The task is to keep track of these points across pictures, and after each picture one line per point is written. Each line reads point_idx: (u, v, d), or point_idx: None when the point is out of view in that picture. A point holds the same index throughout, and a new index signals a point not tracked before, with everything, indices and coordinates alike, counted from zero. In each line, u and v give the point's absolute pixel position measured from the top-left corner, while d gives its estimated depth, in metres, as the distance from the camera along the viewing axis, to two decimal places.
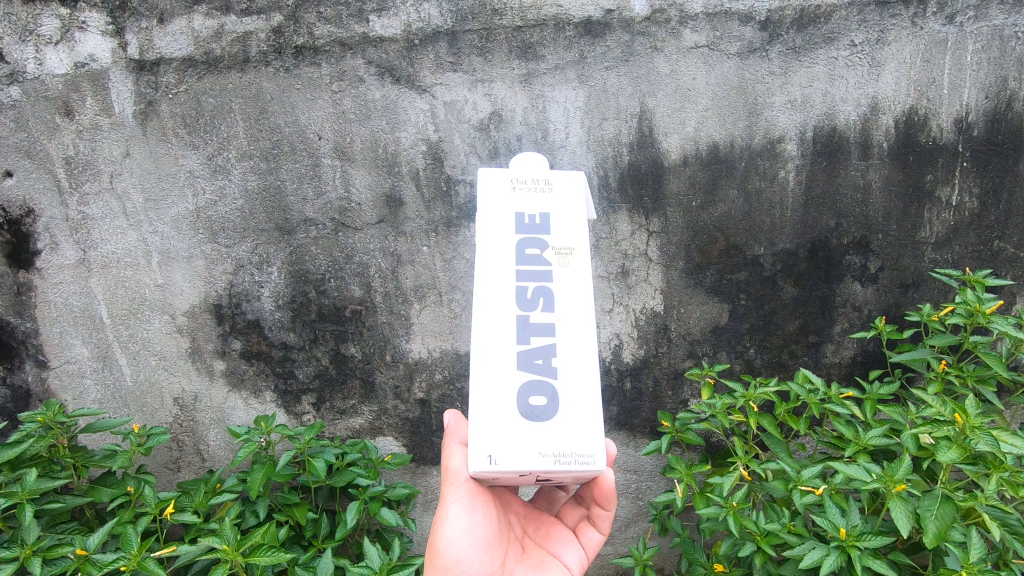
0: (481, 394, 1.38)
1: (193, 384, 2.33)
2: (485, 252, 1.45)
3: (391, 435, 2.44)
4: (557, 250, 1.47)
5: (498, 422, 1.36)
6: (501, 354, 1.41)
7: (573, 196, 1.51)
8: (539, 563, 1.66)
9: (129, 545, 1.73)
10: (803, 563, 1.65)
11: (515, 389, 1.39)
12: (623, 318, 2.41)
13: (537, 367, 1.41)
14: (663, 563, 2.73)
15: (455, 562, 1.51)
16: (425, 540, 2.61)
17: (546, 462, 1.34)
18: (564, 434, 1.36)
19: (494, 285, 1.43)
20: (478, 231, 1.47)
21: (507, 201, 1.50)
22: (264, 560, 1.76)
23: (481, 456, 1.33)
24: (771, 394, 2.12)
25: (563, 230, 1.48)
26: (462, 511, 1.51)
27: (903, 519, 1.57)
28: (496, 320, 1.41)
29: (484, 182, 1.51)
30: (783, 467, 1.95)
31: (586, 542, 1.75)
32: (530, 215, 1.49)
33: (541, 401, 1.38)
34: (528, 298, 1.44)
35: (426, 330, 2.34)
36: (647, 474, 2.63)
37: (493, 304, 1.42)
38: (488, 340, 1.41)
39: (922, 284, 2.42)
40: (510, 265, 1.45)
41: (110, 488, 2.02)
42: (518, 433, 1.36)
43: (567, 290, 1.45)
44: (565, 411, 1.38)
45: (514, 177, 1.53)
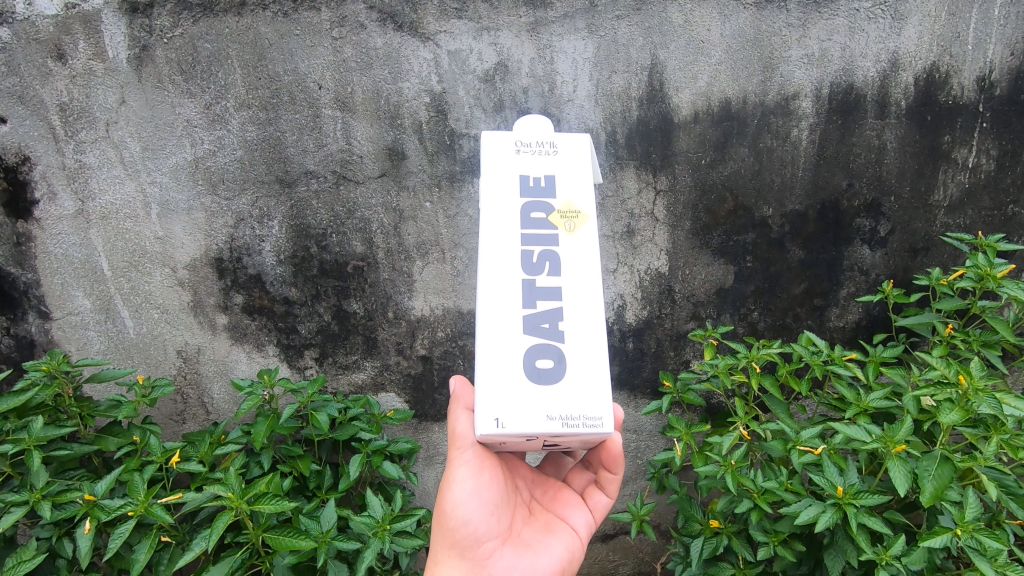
0: (487, 359, 1.36)
1: (196, 337, 2.34)
2: (488, 218, 1.44)
3: (393, 391, 2.49)
4: (563, 213, 1.46)
5: (506, 384, 1.35)
6: (506, 317, 1.39)
7: (578, 160, 1.51)
8: (547, 525, 1.69)
9: (135, 491, 1.76)
10: (798, 519, 1.67)
11: (521, 354, 1.37)
12: (627, 278, 2.39)
13: (544, 330, 1.39)
14: (660, 519, 2.80)
15: (462, 523, 1.54)
16: (428, 491, 2.68)
17: (553, 425, 1.33)
18: (571, 396, 1.35)
19: (500, 248, 1.42)
20: (483, 195, 1.46)
21: (510, 164, 1.49)
22: (268, 508, 1.80)
23: (488, 419, 1.32)
24: (774, 354, 2.13)
25: (570, 193, 1.47)
26: (468, 475, 1.53)
27: (902, 478, 1.59)
28: (503, 283, 1.40)
29: (488, 147, 1.51)
30: (783, 427, 1.96)
31: (594, 506, 1.78)
32: (536, 177, 1.48)
33: (548, 364, 1.37)
34: (533, 262, 1.42)
35: (428, 288, 2.35)
36: (646, 433, 2.67)
37: (498, 268, 1.41)
38: (494, 304, 1.39)
39: (932, 249, 2.40)
40: (515, 228, 1.44)
41: (116, 436, 2.05)
42: (525, 394, 1.35)
43: (573, 254, 1.43)
44: (572, 375, 1.37)
45: (519, 141, 1.52)
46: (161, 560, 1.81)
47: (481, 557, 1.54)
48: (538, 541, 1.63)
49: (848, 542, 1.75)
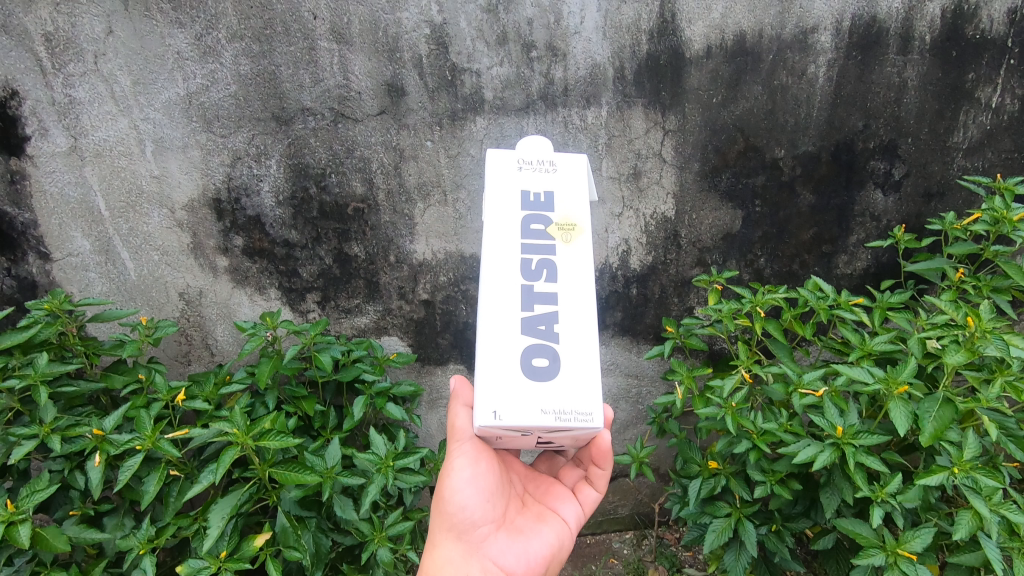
0: (486, 358, 1.34)
1: (197, 280, 2.33)
2: (488, 229, 1.44)
3: (396, 335, 2.50)
4: (561, 226, 1.45)
5: (503, 380, 1.33)
6: (504, 319, 1.38)
7: (577, 178, 1.51)
8: (539, 514, 1.72)
9: (142, 426, 1.79)
10: (797, 458, 1.69)
11: (517, 354, 1.36)
12: (632, 223, 2.35)
13: (540, 332, 1.38)
14: (659, 463, 2.85)
15: (459, 509, 1.55)
16: (431, 434, 2.73)
17: (547, 419, 1.30)
18: (565, 392, 1.33)
19: (499, 256, 1.42)
20: (484, 209, 1.47)
21: (512, 180, 1.50)
22: (273, 444, 1.82)
23: (485, 411, 1.30)
24: (780, 299, 2.11)
25: (568, 207, 1.47)
26: (467, 464, 1.53)
27: (902, 419, 1.60)
28: (502, 289, 1.39)
29: (491, 164, 1.53)
30: (785, 371, 1.95)
31: (584, 499, 1.80)
32: (535, 193, 1.49)
33: (542, 363, 1.35)
34: (531, 270, 1.42)
35: (430, 230, 2.31)
36: (647, 379, 2.68)
37: (498, 275, 1.40)
38: (493, 308, 1.38)
39: (946, 194, 2.34)
40: (515, 238, 1.44)
41: (122, 375, 2.07)
42: (521, 389, 1.33)
43: (571, 264, 1.43)
44: (567, 374, 1.35)
45: (520, 159, 1.53)
46: (169, 493, 1.85)
47: (476, 542, 1.56)
48: (531, 529, 1.66)
49: (845, 480, 1.77)
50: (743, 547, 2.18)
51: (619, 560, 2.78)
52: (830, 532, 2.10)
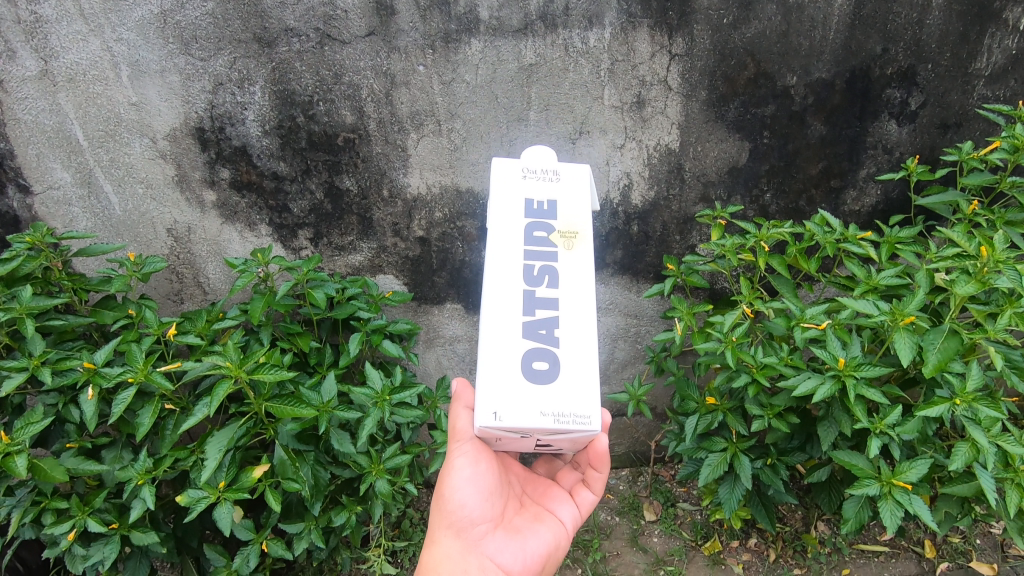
0: (487, 362, 1.36)
1: (185, 216, 2.25)
2: (492, 236, 1.45)
3: (391, 274, 2.45)
4: (563, 234, 1.46)
5: (504, 383, 1.34)
6: (506, 323, 1.39)
7: (580, 186, 1.51)
8: (536, 514, 1.70)
9: (133, 359, 1.76)
10: (797, 391, 1.67)
11: (518, 358, 1.37)
12: (634, 155, 2.26)
13: (540, 337, 1.39)
14: (657, 402, 2.87)
15: (458, 507, 1.56)
16: (429, 373, 2.73)
17: (546, 421, 1.32)
18: (564, 394, 1.35)
19: (501, 263, 1.42)
20: (488, 216, 1.47)
21: (516, 188, 1.50)
22: (267, 377, 1.80)
23: (486, 412, 1.31)
24: (785, 233, 2.05)
25: (571, 215, 1.48)
26: (467, 463, 1.55)
27: (906, 350, 1.57)
28: (504, 295, 1.40)
29: (496, 171, 1.52)
30: (787, 305, 1.91)
31: (581, 501, 1.79)
32: (539, 201, 1.49)
33: (542, 368, 1.36)
34: (533, 276, 1.43)
35: (424, 163, 2.22)
36: (646, 319, 2.65)
37: (500, 281, 1.41)
38: (495, 314, 1.39)
39: (963, 124, 2.25)
40: (518, 245, 1.44)
41: (112, 311, 2.03)
42: (522, 392, 1.34)
43: (572, 271, 1.44)
44: (566, 378, 1.36)
45: (525, 167, 1.53)
46: (165, 426, 1.84)
47: (474, 539, 1.55)
48: (528, 528, 1.65)
49: (844, 413, 1.76)
50: (738, 482, 2.20)
51: (615, 495, 2.83)
52: (824, 466, 2.13)
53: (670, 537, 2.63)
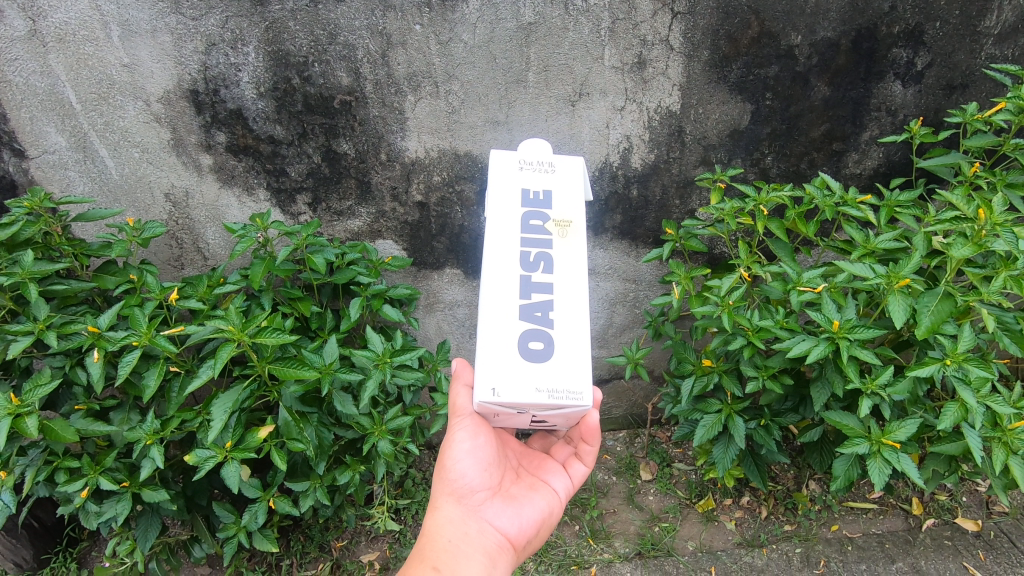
0: (485, 342, 1.41)
1: (182, 180, 2.24)
2: (490, 224, 1.51)
3: (390, 239, 2.45)
4: (557, 222, 1.52)
5: (501, 361, 1.39)
6: (503, 307, 1.44)
7: (574, 179, 1.57)
8: (533, 484, 1.75)
9: (137, 323, 1.78)
10: (791, 353, 1.70)
11: (515, 338, 1.42)
12: (635, 118, 2.23)
13: (535, 319, 1.44)
14: (654, 365, 2.91)
15: (459, 476, 1.60)
16: (429, 338, 2.76)
17: (541, 397, 1.37)
18: (558, 371, 1.40)
19: (499, 249, 1.48)
20: (487, 206, 1.54)
21: (513, 179, 1.57)
22: (269, 340, 1.83)
23: (484, 388, 1.36)
24: (784, 197, 2.04)
25: (565, 205, 1.54)
26: (468, 435, 1.59)
27: (900, 312, 1.59)
28: (502, 279, 1.46)
29: (494, 164, 1.59)
30: (784, 269, 1.92)
31: (575, 473, 1.84)
32: (535, 191, 1.56)
33: (537, 348, 1.41)
34: (530, 261, 1.48)
35: (422, 126, 2.20)
36: (645, 284, 2.67)
37: (498, 266, 1.47)
38: (493, 297, 1.45)
39: (969, 85, 2.22)
40: (514, 232, 1.51)
41: (113, 276, 2.04)
42: (518, 369, 1.39)
43: (566, 257, 1.49)
44: (560, 357, 1.41)
45: (522, 159, 1.60)
46: (171, 388, 1.88)
47: (474, 505, 1.59)
48: (525, 496, 1.70)
49: (837, 374, 1.79)
50: (732, 442, 2.25)
51: (612, 456, 2.90)
52: (816, 426, 2.17)
53: (665, 495, 2.71)
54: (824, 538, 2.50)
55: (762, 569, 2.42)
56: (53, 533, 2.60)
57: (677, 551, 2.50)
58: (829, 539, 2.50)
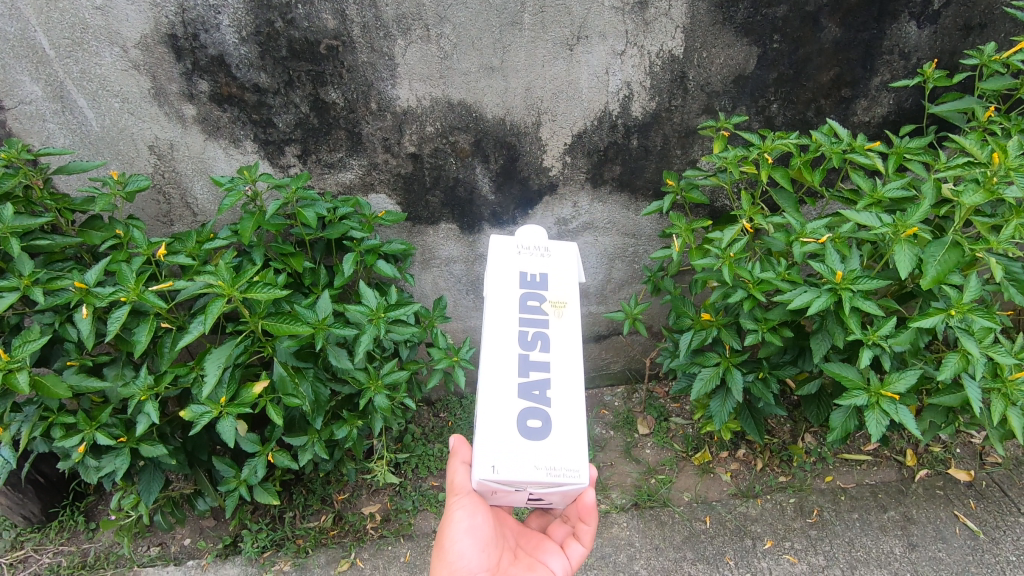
0: (484, 421, 1.41)
1: (166, 132, 2.16)
2: (489, 305, 1.52)
3: (384, 193, 2.39)
4: (553, 303, 1.55)
5: (500, 439, 1.40)
6: (502, 385, 1.45)
7: (569, 261, 1.60)
8: (529, 565, 1.74)
9: (125, 278, 1.76)
10: (792, 305, 1.66)
11: (513, 416, 1.43)
12: (636, 63, 2.13)
13: (533, 397, 1.46)
14: (653, 321, 2.89)
15: (456, 557, 1.58)
16: (425, 294, 2.73)
17: (539, 474, 1.38)
18: (556, 449, 1.41)
19: (498, 330, 1.50)
20: (485, 287, 1.55)
21: (511, 262, 1.58)
22: (260, 296, 1.79)
23: (485, 466, 1.37)
24: (790, 145, 1.98)
25: (562, 287, 1.57)
26: (467, 515, 1.56)
27: (906, 262, 1.55)
28: (500, 358, 1.47)
29: (493, 247, 1.61)
30: (788, 220, 1.86)
31: (571, 555, 1.82)
32: (532, 273, 1.57)
33: (536, 426, 1.42)
34: (527, 342, 1.50)
35: (414, 73, 2.11)
36: (645, 238, 2.63)
37: (496, 346, 1.49)
38: (492, 375, 1.46)
39: (987, 26, 2.12)
40: (512, 313, 1.52)
41: (99, 231, 1.99)
42: (517, 447, 1.40)
43: (563, 338, 1.52)
44: (557, 434, 1.43)
45: (519, 243, 1.62)
46: (163, 344, 1.86)
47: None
48: None
49: (837, 326, 1.76)
50: (729, 395, 2.25)
51: (610, 411, 2.92)
52: (813, 379, 2.17)
53: (662, 449, 2.73)
54: (818, 489, 2.54)
55: (756, 518, 2.46)
56: (59, 487, 2.64)
57: (673, 501, 2.54)
58: (823, 490, 2.54)
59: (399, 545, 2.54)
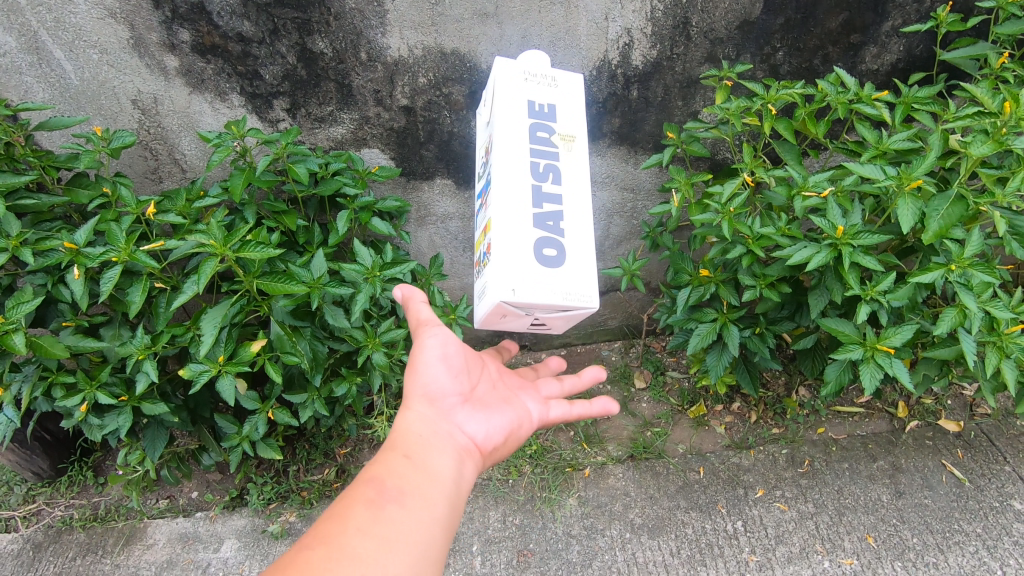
0: (500, 245, 1.39)
1: (149, 85, 2.08)
2: (501, 134, 1.51)
3: (377, 148, 2.33)
4: (562, 136, 1.55)
5: (518, 262, 1.38)
6: (516, 212, 1.44)
7: (576, 93, 1.61)
8: (506, 400, 1.61)
9: (115, 239, 1.72)
10: (792, 261, 1.65)
11: (529, 242, 1.41)
12: (636, 8, 2.04)
13: (547, 227, 1.45)
14: (650, 277, 2.88)
15: (431, 385, 1.46)
16: (421, 251, 2.70)
17: (557, 298, 1.37)
18: (571, 276, 1.41)
19: (511, 159, 1.49)
20: (496, 120, 1.53)
21: (519, 91, 1.57)
22: (253, 255, 1.77)
23: (504, 287, 1.35)
24: (795, 95, 1.91)
25: (569, 121, 1.57)
26: (438, 341, 1.49)
27: (909, 217, 1.53)
28: (513, 185, 1.46)
29: (499, 73, 1.58)
30: (790, 173, 1.82)
31: (551, 403, 1.69)
32: (539, 104, 1.56)
33: (551, 254, 1.42)
34: (539, 172, 1.49)
35: (405, 21, 2.01)
36: (644, 193, 2.58)
37: (510, 173, 1.47)
38: (506, 201, 1.44)
39: None
40: (524, 142, 1.51)
41: (86, 190, 1.95)
42: (534, 271, 1.38)
43: (573, 167, 1.53)
44: (572, 262, 1.43)
45: (525, 71, 1.60)
46: (158, 304, 1.85)
47: (446, 408, 1.45)
48: (497, 406, 1.56)
49: (836, 281, 1.75)
50: (725, 349, 2.26)
51: (606, 365, 2.94)
52: (810, 334, 2.18)
53: (658, 402, 2.78)
54: (810, 440, 2.59)
55: (748, 468, 2.52)
56: (66, 444, 2.68)
57: (668, 453, 2.59)
58: (814, 441, 2.59)
59: None
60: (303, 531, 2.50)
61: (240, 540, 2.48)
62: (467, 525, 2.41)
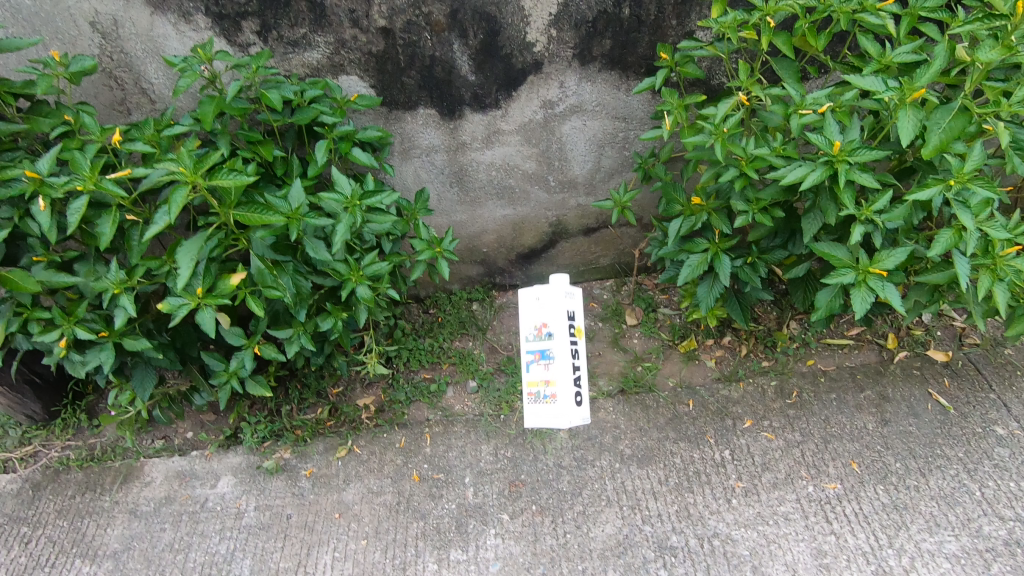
0: (565, 394, 2.36)
1: (107, 6, 1.97)
2: (559, 337, 2.37)
3: (355, 75, 2.22)
4: (576, 328, 2.46)
5: (569, 408, 2.36)
6: (567, 383, 2.37)
7: (580, 300, 2.55)
8: None
9: (79, 166, 1.64)
10: (785, 180, 1.60)
11: (574, 395, 2.38)
12: None
13: (578, 390, 2.42)
14: (643, 212, 2.81)
15: None
16: (407, 187, 2.60)
17: (578, 419, 2.40)
18: (585, 416, 2.44)
19: (565, 352, 2.37)
20: (556, 317, 2.37)
21: (562, 303, 2.39)
22: (227, 183, 1.70)
23: (571, 416, 2.37)
24: (795, 6, 1.80)
25: (579, 315, 2.49)
26: None
27: (908, 129, 1.48)
28: (565, 361, 2.37)
29: (557, 288, 2.39)
30: (787, 91, 1.74)
31: None
32: (571, 313, 2.44)
33: (581, 402, 2.41)
34: (574, 365, 2.42)
35: None
36: (636, 123, 2.48)
37: (564, 359, 2.37)
38: (564, 371, 2.36)
39: None
40: (567, 340, 2.39)
41: (48, 117, 1.84)
42: (575, 413, 2.38)
43: (582, 354, 2.48)
44: (589, 405, 2.47)
45: (563, 289, 2.41)
46: (131, 237, 1.80)
47: None
48: None
49: (830, 202, 1.71)
50: (717, 280, 2.23)
51: (598, 303, 2.92)
52: (802, 263, 2.15)
53: (649, 338, 2.77)
54: (799, 372, 2.60)
55: (737, 400, 2.53)
56: (57, 387, 2.67)
57: (658, 387, 2.61)
58: (804, 373, 2.60)
59: (394, 433, 2.54)
60: (297, 467, 2.47)
61: (236, 476, 2.46)
62: (459, 458, 2.44)
